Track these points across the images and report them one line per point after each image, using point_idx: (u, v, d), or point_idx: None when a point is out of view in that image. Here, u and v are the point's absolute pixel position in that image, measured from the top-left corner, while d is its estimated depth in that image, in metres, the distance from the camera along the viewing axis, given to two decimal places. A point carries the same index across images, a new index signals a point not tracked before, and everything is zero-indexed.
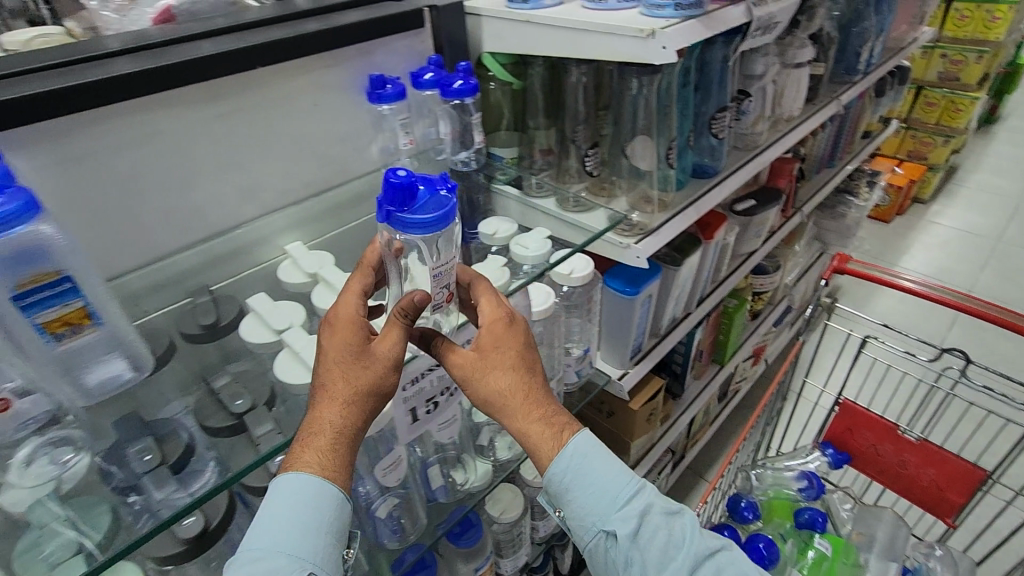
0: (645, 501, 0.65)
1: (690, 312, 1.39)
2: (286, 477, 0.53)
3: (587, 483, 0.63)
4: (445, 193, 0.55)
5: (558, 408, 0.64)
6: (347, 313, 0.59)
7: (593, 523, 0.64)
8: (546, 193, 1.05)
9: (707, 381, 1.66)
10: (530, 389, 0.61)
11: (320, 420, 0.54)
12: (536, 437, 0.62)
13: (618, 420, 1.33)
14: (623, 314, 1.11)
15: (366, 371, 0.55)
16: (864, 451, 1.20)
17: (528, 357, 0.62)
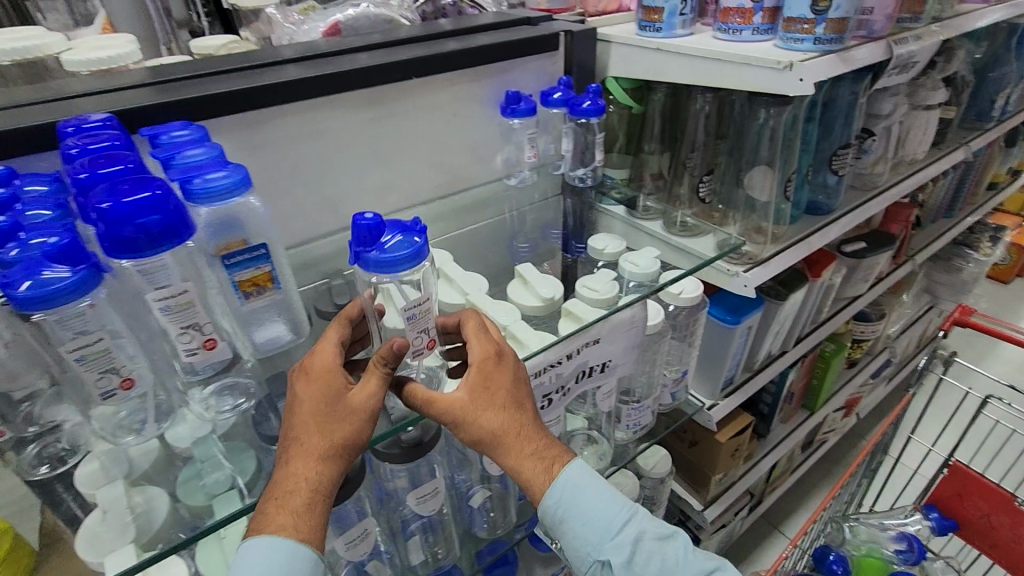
0: (639, 527, 0.65)
1: (786, 351, 1.35)
2: (259, 537, 0.50)
3: (578, 514, 0.64)
4: (417, 237, 0.54)
5: (549, 441, 0.63)
6: (325, 359, 0.55)
7: (588, 553, 0.65)
8: (652, 217, 1.05)
9: (795, 426, 1.59)
10: (521, 426, 0.60)
11: (296, 476, 0.51)
12: (526, 475, 0.61)
13: (700, 450, 1.31)
14: (721, 343, 1.10)
15: (344, 423, 0.53)
16: (974, 522, 1.11)
17: (518, 394, 0.61)
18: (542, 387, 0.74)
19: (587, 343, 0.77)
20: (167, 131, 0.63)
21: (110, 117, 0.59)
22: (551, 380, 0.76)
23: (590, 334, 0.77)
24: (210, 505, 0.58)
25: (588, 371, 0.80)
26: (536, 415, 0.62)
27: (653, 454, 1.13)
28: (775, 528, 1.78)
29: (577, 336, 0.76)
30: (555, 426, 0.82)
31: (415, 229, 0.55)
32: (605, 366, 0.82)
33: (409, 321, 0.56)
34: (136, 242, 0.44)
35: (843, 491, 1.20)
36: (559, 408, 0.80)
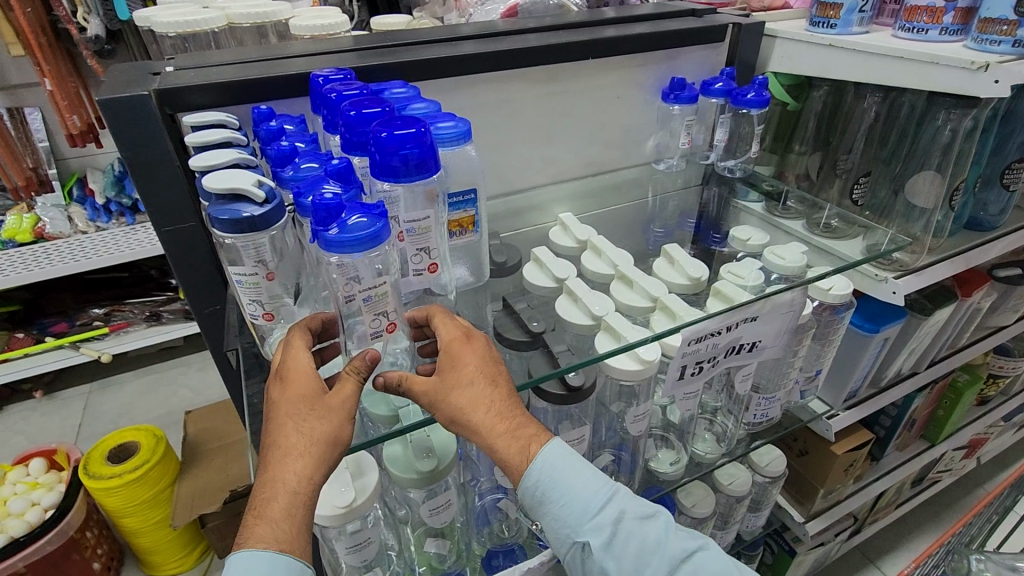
0: (619, 505, 0.60)
1: (917, 372, 1.28)
2: (239, 554, 0.47)
3: (559, 494, 0.59)
4: (376, 215, 0.49)
5: (528, 418, 0.59)
6: (293, 362, 0.54)
7: (567, 535, 0.59)
8: (794, 215, 1.03)
9: (911, 455, 1.51)
10: (495, 400, 0.57)
11: (271, 484, 0.49)
12: (504, 453, 0.58)
13: (811, 461, 1.28)
14: (855, 351, 1.08)
15: (319, 422, 0.51)
16: None
17: (490, 369, 0.59)
18: (697, 354, 0.78)
19: (746, 319, 0.79)
20: (389, 88, 0.71)
21: (349, 72, 0.69)
22: (707, 349, 0.79)
23: (746, 312, 0.79)
24: (393, 418, 0.63)
25: (736, 350, 0.82)
26: (513, 392, 0.60)
27: (766, 454, 1.12)
28: (871, 561, 1.69)
29: (735, 313, 0.78)
30: (691, 401, 0.85)
31: (377, 210, 0.49)
32: (754, 346, 0.84)
33: (366, 305, 0.52)
34: (395, 169, 0.52)
35: (971, 522, 1.13)
36: (705, 378, 0.83)
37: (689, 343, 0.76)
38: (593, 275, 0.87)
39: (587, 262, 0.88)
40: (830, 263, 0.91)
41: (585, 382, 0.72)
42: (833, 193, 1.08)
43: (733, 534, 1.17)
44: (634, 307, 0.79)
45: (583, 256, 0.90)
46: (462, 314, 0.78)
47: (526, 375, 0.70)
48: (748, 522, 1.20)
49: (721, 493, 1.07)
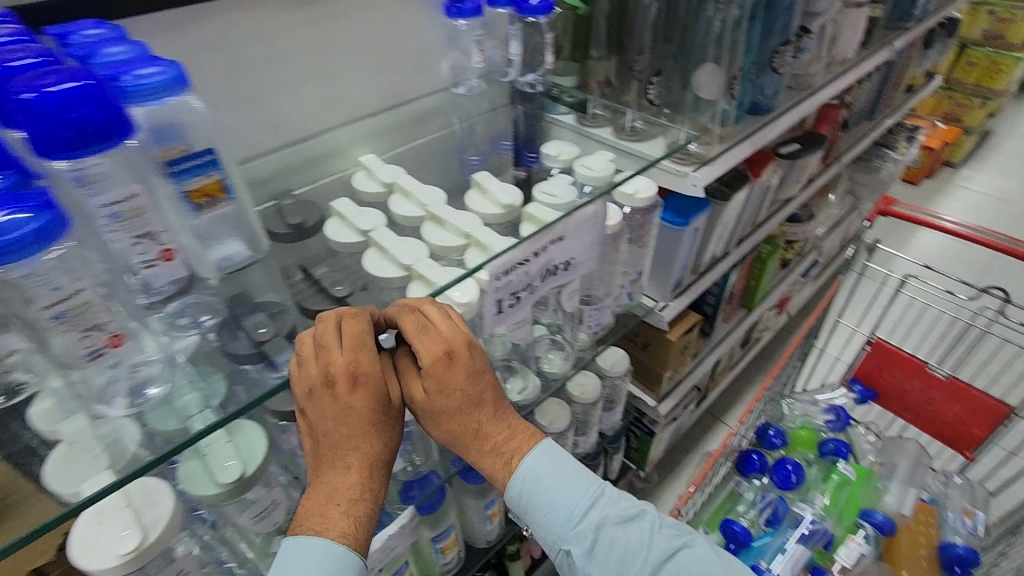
0: (600, 512, 0.67)
1: (729, 252, 1.43)
2: (316, 547, 0.54)
3: (542, 506, 0.67)
4: (38, 207, 0.37)
5: (508, 437, 0.67)
6: (356, 368, 0.56)
7: (555, 541, 0.68)
8: (601, 123, 1.03)
9: (735, 324, 1.71)
10: (482, 426, 0.64)
11: (351, 485, 0.57)
12: (492, 468, 0.67)
13: (653, 351, 1.39)
14: (669, 246, 1.15)
15: (385, 433, 0.59)
16: (890, 389, 1.28)
17: (476, 395, 0.63)
18: (510, 285, 0.75)
19: (553, 241, 0.78)
20: (75, 30, 0.55)
21: (10, 12, 0.52)
22: (519, 279, 0.76)
23: (553, 235, 0.77)
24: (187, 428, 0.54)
25: (550, 272, 0.81)
26: (496, 402, 0.66)
27: (610, 355, 1.19)
28: (718, 419, 1.95)
29: (541, 236, 0.76)
30: (524, 326, 0.85)
31: (39, 198, 0.38)
32: (568, 264, 0.84)
33: (60, 322, 0.42)
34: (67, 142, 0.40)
35: (784, 373, 1.31)
36: (528, 304, 0.82)
37: (498, 277, 0.73)
38: (402, 220, 0.80)
39: (395, 207, 0.81)
40: (635, 166, 0.94)
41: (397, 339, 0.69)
42: (633, 96, 1.10)
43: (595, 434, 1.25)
44: (446, 246, 0.74)
45: (391, 200, 0.83)
46: (255, 293, 0.68)
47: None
48: (607, 420, 1.29)
49: (575, 404, 1.12)
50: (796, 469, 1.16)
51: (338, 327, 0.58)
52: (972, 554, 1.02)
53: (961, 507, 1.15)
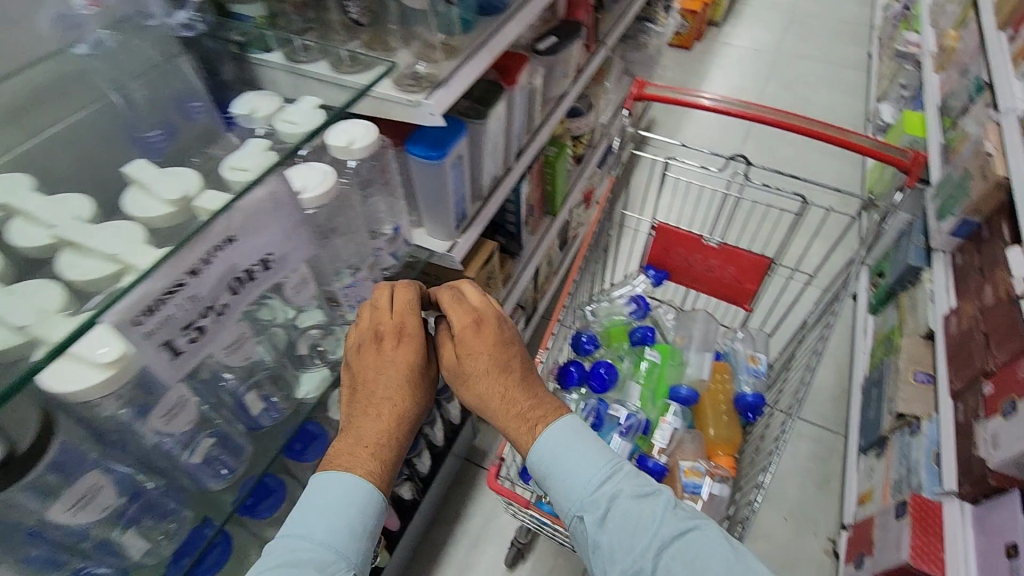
0: (615, 486, 0.75)
1: (511, 167, 1.35)
2: (347, 479, 0.72)
3: (562, 473, 0.76)
4: None
5: (535, 407, 0.80)
6: (396, 329, 0.81)
7: (571, 509, 0.76)
8: (314, 56, 0.88)
9: (542, 234, 1.69)
10: (506, 390, 0.79)
11: (376, 430, 0.76)
12: (516, 432, 0.79)
13: (459, 290, 1.31)
14: (435, 180, 1.05)
15: (411, 387, 0.79)
16: (678, 266, 1.34)
17: (500, 359, 0.80)
18: (175, 320, 0.56)
19: (221, 245, 0.58)
20: None
21: None
22: (185, 308, 0.56)
23: (219, 237, 0.58)
24: None
25: (237, 281, 0.62)
26: (523, 376, 0.81)
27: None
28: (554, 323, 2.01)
29: (199, 241, 0.56)
30: (242, 347, 0.67)
31: None
32: (267, 263, 0.65)
33: None
34: None
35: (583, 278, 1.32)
36: (226, 328, 0.63)
37: (143, 317, 0.52)
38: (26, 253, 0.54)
39: (12, 236, 0.54)
40: (346, 100, 0.78)
41: (13, 445, 0.51)
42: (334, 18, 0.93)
43: None
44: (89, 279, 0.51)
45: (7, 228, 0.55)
46: None
47: None
48: None
49: None
50: (609, 369, 1.20)
51: (394, 295, 0.84)
52: (758, 399, 1.15)
53: (746, 355, 1.28)
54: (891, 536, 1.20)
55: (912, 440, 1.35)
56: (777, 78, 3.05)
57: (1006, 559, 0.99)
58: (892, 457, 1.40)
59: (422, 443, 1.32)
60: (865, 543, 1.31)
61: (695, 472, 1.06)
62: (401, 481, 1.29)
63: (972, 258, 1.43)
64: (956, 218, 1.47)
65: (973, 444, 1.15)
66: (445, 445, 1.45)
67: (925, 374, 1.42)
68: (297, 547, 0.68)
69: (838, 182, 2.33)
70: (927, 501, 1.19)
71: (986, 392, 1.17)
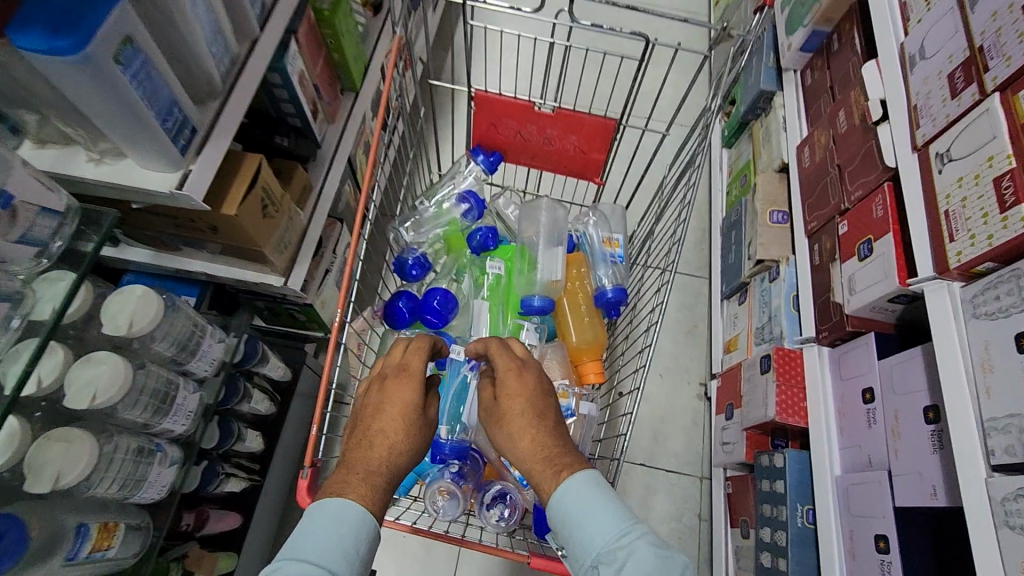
0: (634, 542, 0.62)
1: (255, 39, 0.92)
2: (339, 502, 0.65)
3: (581, 523, 0.65)
4: None
5: (564, 452, 0.72)
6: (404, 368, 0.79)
7: (587, 565, 0.64)
8: None
9: (345, 123, 1.29)
10: (536, 433, 0.73)
11: (371, 460, 0.70)
12: (541, 476, 0.71)
13: (228, 232, 0.95)
14: (96, 87, 0.65)
15: (411, 421, 0.74)
16: (511, 142, 1.07)
17: (537, 404, 0.75)
18: None
19: None
20: None
21: None
22: None
23: None
24: None
25: None
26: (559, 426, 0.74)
27: (120, 307, 0.73)
28: None
29: None
30: None
31: None
32: None
33: None
34: None
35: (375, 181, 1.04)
36: None
37: None
38: None
39: None
40: None
41: None
42: None
43: (194, 394, 0.87)
44: None
45: None
46: None
47: None
48: (205, 363, 0.89)
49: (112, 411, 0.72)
50: (445, 298, 0.96)
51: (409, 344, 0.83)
52: (620, 295, 0.99)
53: (601, 237, 1.06)
54: (758, 392, 1.18)
55: (772, 286, 1.30)
56: None
57: (864, 404, 0.99)
58: (753, 303, 1.37)
59: (238, 430, 1.04)
60: (734, 395, 1.32)
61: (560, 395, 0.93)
62: (222, 481, 1.02)
63: (823, 75, 1.29)
64: (806, 31, 1.30)
65: (830, 288, 1.10)
66: (278, 412, 1.19)
67: (780, 213, 1.35)
68: (285, 566, 0.58)
69: None
70: (789, 350, 1.17)
71: (842, 232, 1.09)
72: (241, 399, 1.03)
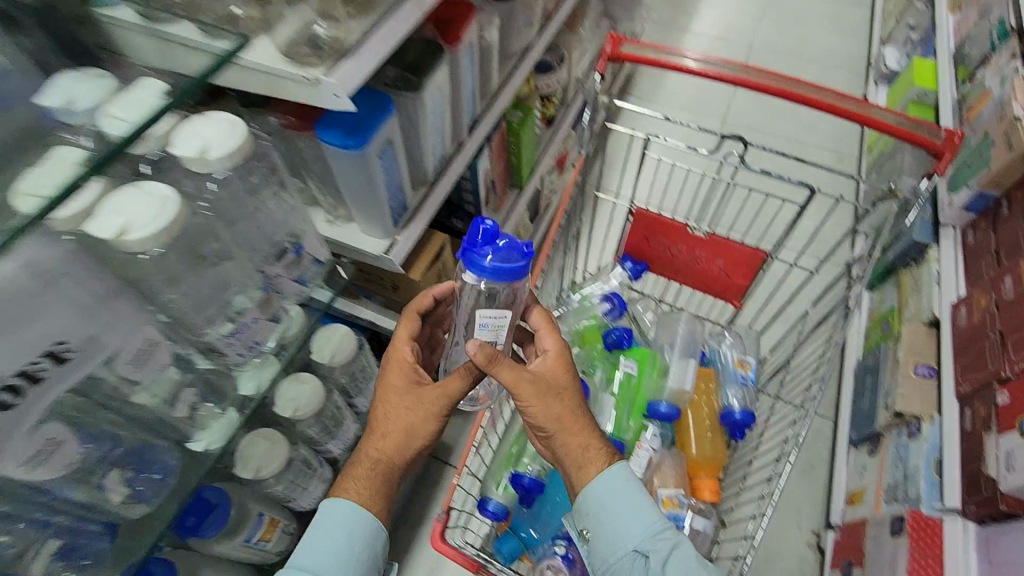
0: (677, 541, 0.70)
1: (463, 143, 1.14)
2: (339, 502, 0.76)
3: (611, 516, 0.72)
4: None
5: (591, 434, 0.75)
6: (399, 359, 0.81)
7: (623, 549, 0.70)
8: (179, 18, 0.67)
9: (508, 212, 1.48)
10: (558, 421, 0.73)
11: (378, 452, 0.78)
12: (573, 460, 0.75)
13: (405, 292, 1.13)
14: (360, 172, 0.84)
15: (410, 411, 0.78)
16: (661, 256, 1.17)
17: (552, 408, 0.73)
18: None
19: None
20: None
21: None
22: None
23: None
24: None
25: (10, 392, 0.44)
26: (574, 418, 0.74)
27: (328, 341, 0.90)
28: None
29: None
30: (56, 453, 0.49)
31: None
32: (65, 350, 0.47)
33: None
34: None
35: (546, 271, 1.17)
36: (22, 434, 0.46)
37: None
38: None
39: None
40: (198, 78, 0.61)
41: None
42: None
43: (354, 425, 1.00)
44: None
45: None
46: None
47: None
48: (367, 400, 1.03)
49: (300, 421, 0.87)
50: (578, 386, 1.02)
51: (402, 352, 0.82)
52: (748, 417, 1.00)
53: (734, 358, 1.12)
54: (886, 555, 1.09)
55: (910, 443, 1.22)
56: (774, 14, 2.73)
57: None
58: (887, 457, 1.29)
59: None
60: (856, 552, 1.22)
61: (674, 502, 0.93)
62: None
63: (986, 237, 1.27)
64: (970, 192, 1.30)
65: (982, 459, 1.03)
66: None
67: (928, 368, 1.27)
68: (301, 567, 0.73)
69: (832, 133, 2.08)
70: (926, 518, 1.08)
71: (1000, 402, 1.03)
72: None
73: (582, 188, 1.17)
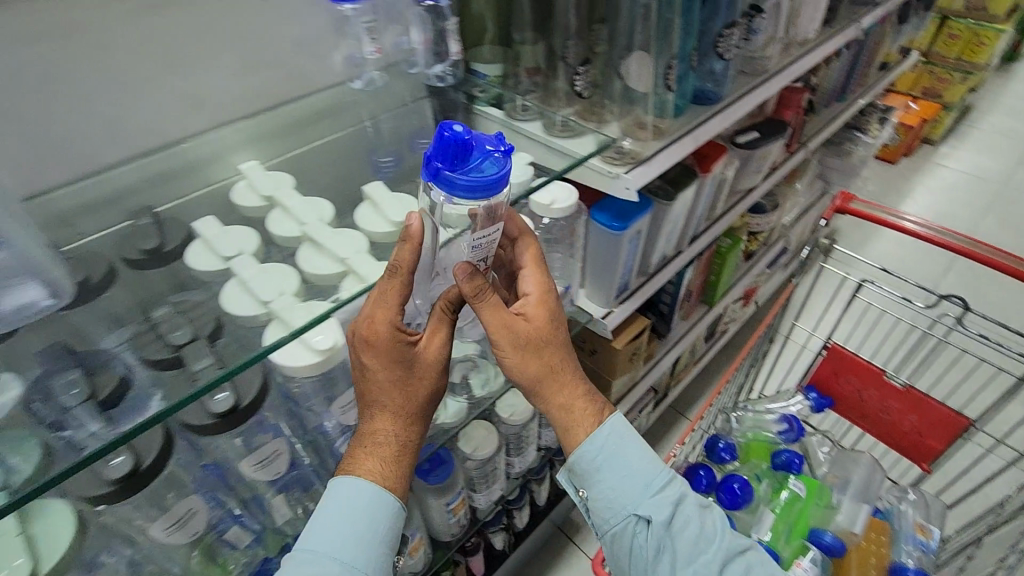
0: (676, 487, 0.72)
1: (681, 250, 1.33)
2: (345, 481, 0.61)
3: (614, 466, 0.71)
4: None
5: (587, 391, 0.72)
6: (370, 328, 0.59)
7: (624, 508, 0.71)
8: (532, 116, 0.95)
9: (694, 322, 1.62)
10: (554, 369, 0.69)
11: (381, 429, 0.63)
12: (568, 419, 0.71)
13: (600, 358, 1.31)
14: (610, 249, 1.07)
15: (418, 380, 0.64)
16: (848, 396, 1.21)
17: (548, 358, 0.68)
18: None
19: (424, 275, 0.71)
20: None
21: None
22: None
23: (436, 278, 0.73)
24: None
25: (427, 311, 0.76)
26: (563, 366, 0.70)
27: None
28: (680, 413, 1.88)
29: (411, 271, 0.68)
30: None
31: None
32: None
33: None
34: None
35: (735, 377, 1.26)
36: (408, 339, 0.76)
37: None
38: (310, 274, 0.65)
39: (305, 260, 0.66)
40: (562, 165, 0.88)
41: (239, 397, 0.57)
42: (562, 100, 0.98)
43: (534, 451, 1.17)
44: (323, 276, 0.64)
45: (300, 253, 0.67)
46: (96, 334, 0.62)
47: (166, 392, 0.53)
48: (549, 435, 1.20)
49: (505, 426, 1.05)
50: (743, 487, 1.06)
51: (380, 315, 0.59)
52: None
53: (914, 522, 1.10)
54: None
55: None
56: (1000, 210, 2.65)
57: None
58: None
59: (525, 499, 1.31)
60: None
61: None
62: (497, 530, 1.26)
63: None
64: None
65: None
66: (545, 506, 1.43)
67: None
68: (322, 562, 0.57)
69: None
70: None
71: None
72: (543, 478, 1.33)
73: (782, 313, 1.28)
